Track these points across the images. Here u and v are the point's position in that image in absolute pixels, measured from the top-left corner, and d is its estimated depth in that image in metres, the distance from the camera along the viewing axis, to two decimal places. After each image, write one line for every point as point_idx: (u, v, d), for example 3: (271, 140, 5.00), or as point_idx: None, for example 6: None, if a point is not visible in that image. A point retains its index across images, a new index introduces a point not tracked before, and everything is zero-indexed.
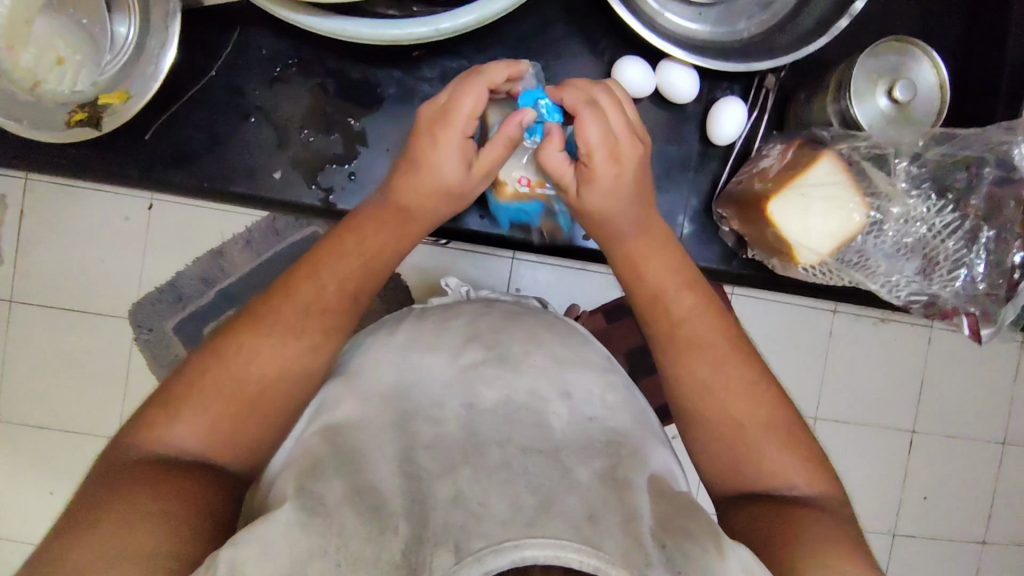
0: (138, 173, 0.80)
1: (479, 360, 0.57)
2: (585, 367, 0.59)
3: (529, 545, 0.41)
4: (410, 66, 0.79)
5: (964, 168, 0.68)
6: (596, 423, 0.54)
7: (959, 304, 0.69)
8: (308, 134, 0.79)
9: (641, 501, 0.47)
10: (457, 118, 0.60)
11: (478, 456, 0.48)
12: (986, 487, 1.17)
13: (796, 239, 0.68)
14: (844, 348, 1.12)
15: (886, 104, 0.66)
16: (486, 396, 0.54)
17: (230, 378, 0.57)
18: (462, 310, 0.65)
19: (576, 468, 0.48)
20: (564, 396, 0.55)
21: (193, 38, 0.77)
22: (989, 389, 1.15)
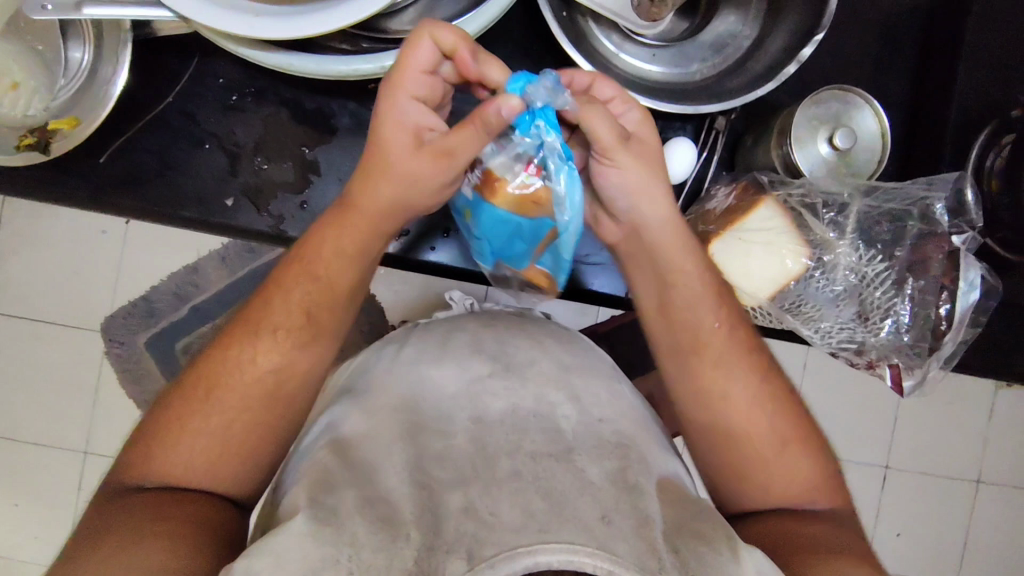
0: (89, 196, 0.79)
1: (488, 373, 0.58)
2: (591, 373, 0.61)
3: (541, 550, 0.41)
4: (366, 97, 0.78)
5: (891, 220, 0.71)
6: (605, 424, 0.56)
7: (883, 354, 0.72)
8: (261, 162, 0.78)
9: (652, 505, 0.49)
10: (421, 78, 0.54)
11: (489, 469, 0.48)
12: (935, 515, 1.20)
13: (737, 281, 0.70)
14: (814, 384, 1.17)
15: (829, 151, 0.68)
16: (493, 407, 0.54)
17: (210, 399, 0.56)
18: (465, 329, 0.65)
19: (587, 467, 0.49)
20: (571, 400, 0.56)
21: (150, 64, 0.77)
22: (961, 428, 1.19)
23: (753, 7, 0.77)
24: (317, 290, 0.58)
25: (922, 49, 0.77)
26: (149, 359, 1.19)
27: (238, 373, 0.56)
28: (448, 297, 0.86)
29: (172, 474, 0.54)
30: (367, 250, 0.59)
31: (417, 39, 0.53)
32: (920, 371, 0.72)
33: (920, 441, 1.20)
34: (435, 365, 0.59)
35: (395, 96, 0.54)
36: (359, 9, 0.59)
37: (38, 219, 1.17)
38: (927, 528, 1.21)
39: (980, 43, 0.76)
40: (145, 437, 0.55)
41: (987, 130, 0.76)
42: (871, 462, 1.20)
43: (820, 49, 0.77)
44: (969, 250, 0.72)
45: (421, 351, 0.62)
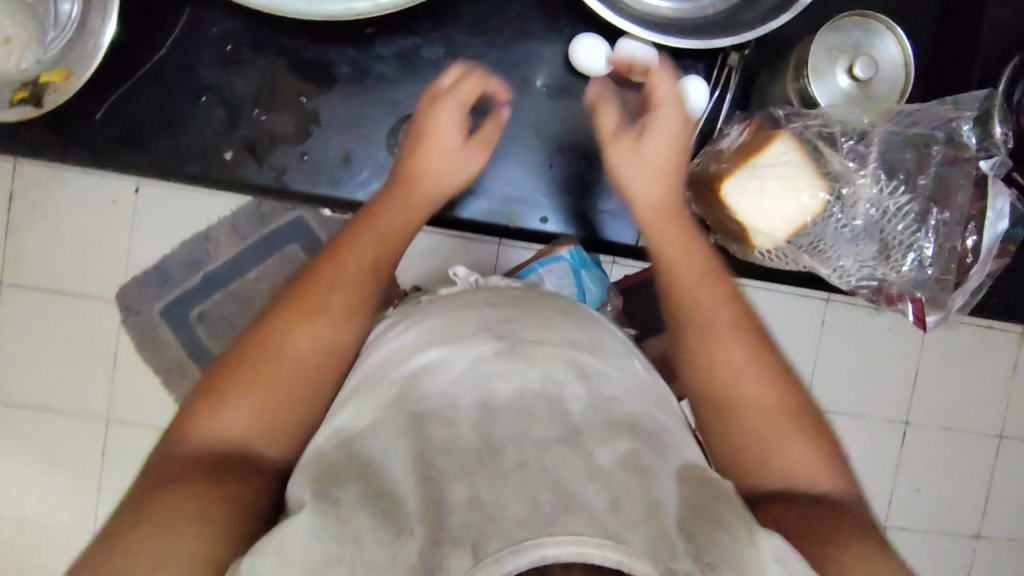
0: (87, 154, 0.77)
1: (492, 352, 0.53)
2: (597, 346, 0.57)
3: (549, 542, 0.38)
4: (365, 44, 0.76)
5: (914, 147, 0.67)
6: (616, 403, 0.51)
7: (906, 289, 0.68)
8: (259, 114, 0.76)
9: (666, 488, 0.45)
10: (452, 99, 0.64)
11: (494, 459, 0.45)
12: (956, 470, 1.19)
13: (749, 218, 0.66)
14: (836, 338, 1.14)
15: (848, 83, 0.66)
16: (501, 391, 0.50)
17: (255, 381, 0.53)
18: (468, 299, 0.62)
19: (597, 450, 0.46)
20: (581, 378, 0.52)
21: (142, 17, 0.75)
22: (985, 382, 1.17)
23: None
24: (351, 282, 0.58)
25: None
26: (163, 328, 1.18)
27: (290, 359, 0.54)
28: (453, 273, 0.80)
29: (214, 442, 0.51)
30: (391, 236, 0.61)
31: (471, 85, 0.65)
32: (944, 306, 0.68)
33: (942, 397, 1.17)
34: (434, 340, 0.55)
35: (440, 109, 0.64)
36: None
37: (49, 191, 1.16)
38: (948, 482, 1.19)
39: None
40: (195, 406, 0.52)
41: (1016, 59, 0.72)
42: (893, 417, 1.17)
43: None
44: (998, 175, 0.68)
45: (426, 326, 0.58)
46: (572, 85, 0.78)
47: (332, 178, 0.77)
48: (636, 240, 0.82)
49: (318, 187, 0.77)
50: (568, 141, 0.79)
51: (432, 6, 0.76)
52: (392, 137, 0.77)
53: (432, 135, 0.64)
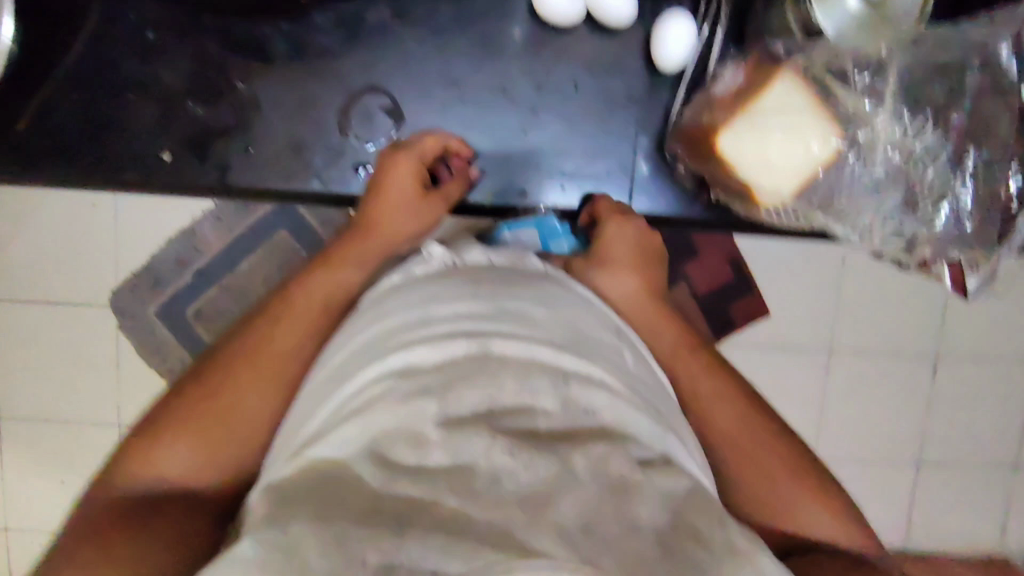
0: (15, 171, 0.70)
1: (460, 351, 0.42)
2: (585, 345, 0.46)
3: (522, 566, 0.30)
4: (299, 14, 0.67)
5: (944, 76, 0.57)
6: (598, 413, 0.40)
7: (938, 248, 0.59)
8: (194, 106, 0.68)
9: (647, 499, 0.35)
10: (418, 146, 0.64)
11: (462, 476, 0.35)
12: None
13: (751, 173, 0.58)
14: None
15: (857, 6, 0.56)
16: (465, 402, 0.39)
17: (191, 414, 0.52)
18: (441, 292, 0.49)
19: (569, 455, 0.36)
20: (559, 387, 0.40)
21: (49, 13, 0.67)
22: None
23: None
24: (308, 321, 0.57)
25: None
26: None
27: (230, 402, 0.53)
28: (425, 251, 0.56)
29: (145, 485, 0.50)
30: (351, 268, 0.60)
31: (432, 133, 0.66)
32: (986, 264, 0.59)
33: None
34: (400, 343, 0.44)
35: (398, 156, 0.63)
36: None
37: None
38: None
39: None
40: (136, 446, 0.52)
41: None
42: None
43: None
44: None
45: (399, 325, 0.47)
46: (538, 37, 0.69)
47: (283, 172, 0.70)
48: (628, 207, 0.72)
49: (268, 180, 0.70)
50: (541, 102, 0.70)
51: None
52: (343, 118, 0.69)
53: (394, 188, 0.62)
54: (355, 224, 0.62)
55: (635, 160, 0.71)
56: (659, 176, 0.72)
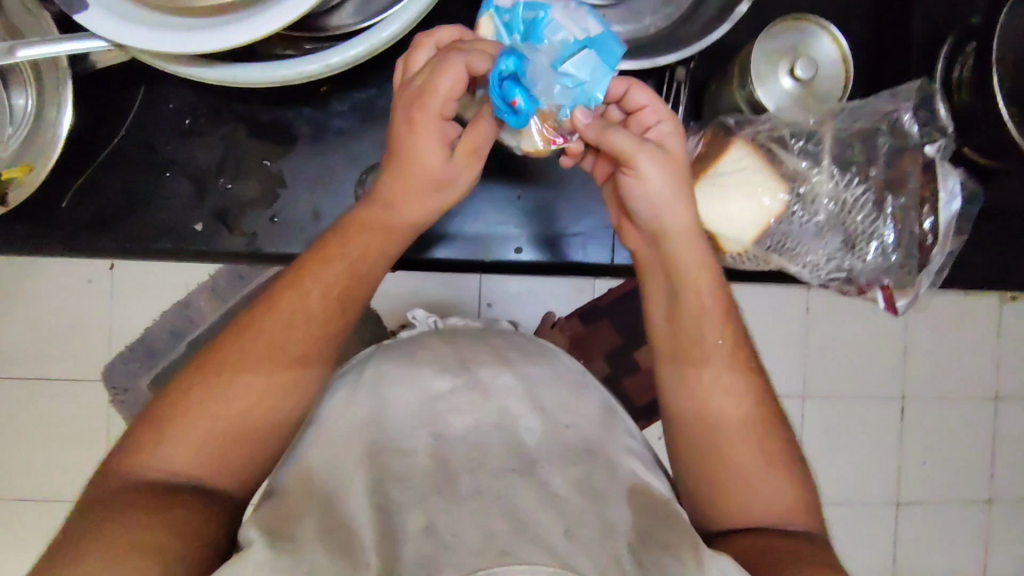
0: (61, 243, 0.77)
1: (449, 389, 0.56)
2: (555, 382, 0.59)
3: (502, 572, 0.42)
4: (320, 102, 0.77)
5: (860, 141, 0.70)
6: (571, 430, 0.56)
7: (872, 277, 0.70)
8: (225, 182, 0.77)
9: (619, 511, 0.50)
10: (433, 100, 0.52)
11: (448, 486, 0.49)
12: (956, 440, 1.20)
13: (716, 225, 0.67)
14: (823, 325, 1.16)
15: (792, 84, 0.67)
16: (455, 424, 0.54)
17: (217, 401, 0.53)
18: (425, 342, 0.61)
19: (550, 479, 0.51)
20: (535, 410, 0.56)
21: (98, 102, 0.75)
22: (972, 351, 1.19)
23: None
24: (318, 317, 0.56)
25: None
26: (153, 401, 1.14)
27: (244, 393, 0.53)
28: (410, 316, 0.81)
29: (163, 470, 0.51)
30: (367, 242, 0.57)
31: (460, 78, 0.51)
32: (912, 289, 0.71)
33: (931, 365, 1.19)
34: (395, 384, 0.57)
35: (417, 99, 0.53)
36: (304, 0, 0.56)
37: (28, 282, 1.12)
38: (950, 451, 1.20)
39: None
40: (151, 430, 0.52)
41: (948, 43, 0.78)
42: (884, 393, 1.18)
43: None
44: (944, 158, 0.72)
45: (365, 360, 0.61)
46: None
47: (304, 237, 0.78)
48: (611, 259, 0.83)
49: (291, 245, 0.77)
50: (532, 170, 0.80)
51: (381, 58, 0.77)
52: (358, 188, 0.78)
53: (420, 160, 0.54)
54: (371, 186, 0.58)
55: None
56: None
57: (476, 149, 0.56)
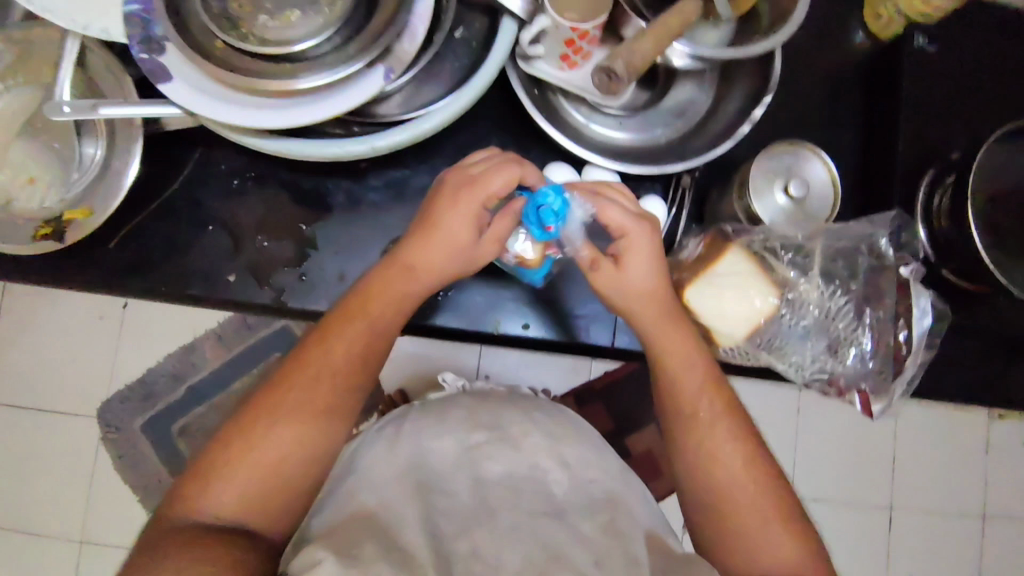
0: (99, 281, 0.82)
1: (485, 441, 0.64)
2: (578, 440, 0.67)
3: None
4: (358, 176, 0.85)
5: (844, 258, 0.77)
6: (596, 485, 0.63)
7: (851, 381, 0.77)
8: (262, 240, 0.83)
9: (640, 553, 0.57)
10: (480, 191, 0.63)
11: (489, 520, 0.57)
12: (942, 556, 1.21)
13: (712, 321, 0.74)
14: (811, 427, 1.20)
15: (785, 201, 0.74)
16: (492, 470, 0.62)
17: (256, 447, 0.58)
18: (458, 402, 0.69)
19: (580, 525, 0.58)
20: (562, 466, 0.63)
21: (156, 157, 0.83)
22: (959, 467, 1.21)
23: (705, 78, 0.90)
24: (343, 370, 0.62)
25: (864, 124, 0.91)
26: (145, 445, 1.16)
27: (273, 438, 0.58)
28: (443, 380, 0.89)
29: (208, 513, 0.55)
30: (387, 302, 0.65)
31: (502, 175, 0.64)
32: (887, 396, 0.77)
33: (916, 478, 1.21)
34: (431, 435, 0.65)
35: (463, 190, 0.64)
36: (362, 91, 0.65)
37: (43, 311, 1.15)
38: (936, 568, 1.20)
39: (916, 102, 0.88)
40: (195, 478, 0.57)
41: (930, 173, 0.86)
42: (866, 501, 1.20)
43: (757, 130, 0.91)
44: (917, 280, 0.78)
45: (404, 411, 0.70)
46: None
47: (327, 297, 0.83)
48: (612, 342, 0.88)
49: (314, 302, 0.83)
50: None
51: (420, 144, 0.85)
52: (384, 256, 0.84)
53: (450, 230, 0.64)
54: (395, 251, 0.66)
55: None
56: None
57: (498, 237, 0.67)
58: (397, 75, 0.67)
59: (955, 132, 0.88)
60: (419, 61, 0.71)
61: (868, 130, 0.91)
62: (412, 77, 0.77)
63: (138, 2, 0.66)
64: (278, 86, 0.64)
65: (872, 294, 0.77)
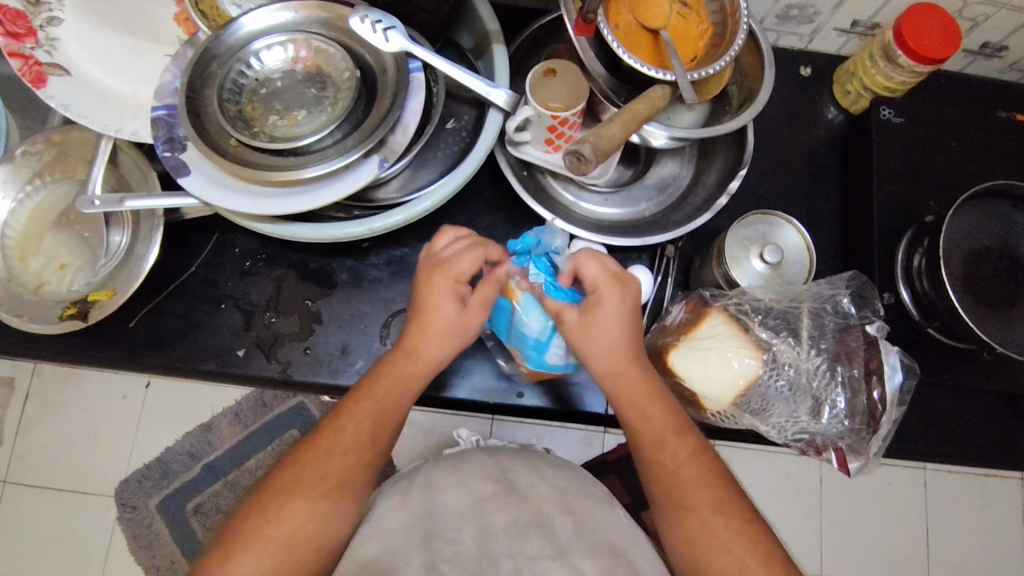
0: (119, 359, 0.87)
1: (491, 494, 0.66)
2: (584, 497, 0.69)
3: None
4: (361, 255, 0.90)
5: (813, 316, 0.80)
6: (600, 535, 0.64)
7: (829, 441, 0.78)
8: (271, 317, 0.89)
9: None
10: (451, 267, 0.69)
11: (492, 567, 0.58)
12: None
13: (697, 383, 0.76)
14: (837, 499, 1.13)
15: (762, 267, 0.80)
16: (498, 519, 0.63)
17: (275, 522, 0.60)
18: (473, 460, 0.73)
19: (582, 565, 0.59)
20: (566, 516, 0.65)
21: (178, 244, 0.90)
22: (1000, 541, 1.13)
23: (684, 157, 0.96)
24: (354, 447, 0.65)
25: (842, 194, 0.96)
26: (160, 526, 1.18)
27: (292, 512, 0.61)
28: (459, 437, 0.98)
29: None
30: (393, 383, 0.68)
31: (468, 252, 0.69)
32: (864, 454, 0.78)
33: (955, 553, 1.12)
34: (446, 489, 0.67)
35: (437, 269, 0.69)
36: (359, 177, 0.72)
37: (68, 390, 1.18)
38: None
39: (887, 170, 0.92)
40: (217, 555, 0.59)
41: (908, 234, 0.88)
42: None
43: (739, 199, 0.95)
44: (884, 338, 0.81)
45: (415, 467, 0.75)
46: None
47: (331, 369, 0.87)
48: (607, 412, 0.90)
49: (318, 375, 0.87)
50: None
51: (417, 224, 0.92)
52: (384, 329, 0.89)
53: (432, 309, 0.69)
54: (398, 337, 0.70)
55: None
56: None
57: (484, 302, 0.70)
58: (391, 163, 0.73)
59: (928, 195, 0.92)
60: (412, 149, 0.78)
61: (845, 199, 0.95)
62: (408, 164, 0.84)
63: (164, 108, 0.75)
64: (283, 176, 0.70)
65: (845, 353, 0.80)
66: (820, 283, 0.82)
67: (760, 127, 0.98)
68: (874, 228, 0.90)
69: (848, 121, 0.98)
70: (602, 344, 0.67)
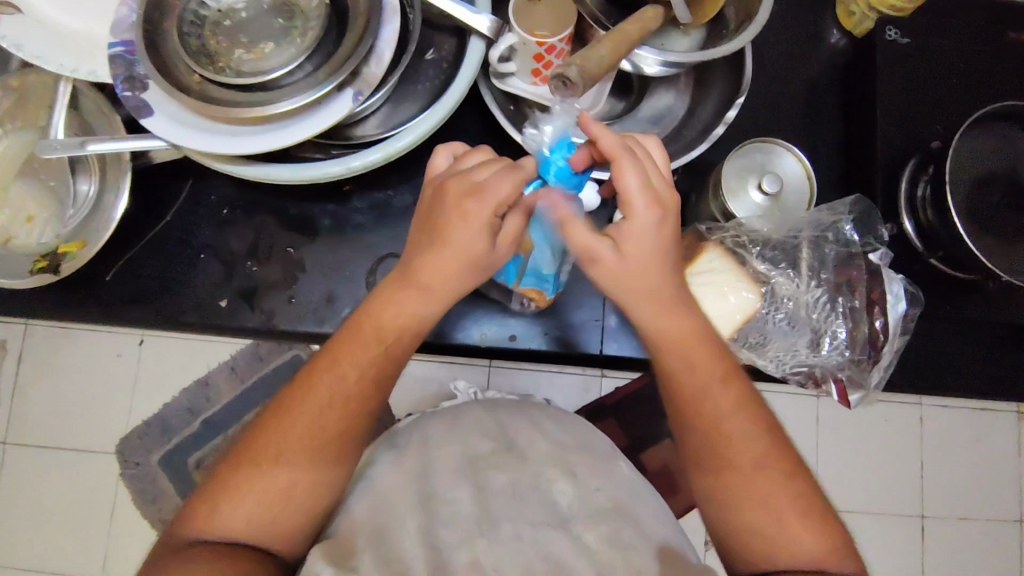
0: (100, 312, 0.85)
1: (491, 452, 0.64)
2: (589, 453, 0.68)
3: None
4: (342, 199, 0.87)
5: (812, 247, 0.81)
6: (600, 492, 0.63)
7: (829, 372, 0.81)
8: (251, 265, 0.85)
9: (645, 563, 0.56)
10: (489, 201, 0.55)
11: (492, 531, 0.57)
12: (986, 566, 1.11)
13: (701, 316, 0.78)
14: (834, 435, 1.11)
15: (761, 199, 0.77)
16: (496, 480, 0.61)
17: (266, 473, 0.57)
18: (468, 411, 0.70)
19: (583, 534, 0.57)
20: (568, 477, 0.63)
21: (151, 192, 0.87)
22: (995, 471, 1.12)
23: (680, 86, 0.91)
24: (355, 396, 0.58)
25: (844, 121, 0.91)
26: (163, 480, 1.12)
27: (282, 464, 0.57)
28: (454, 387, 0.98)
29: (219, 533, 0.55)
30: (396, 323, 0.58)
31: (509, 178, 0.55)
32: (863, 386, 0.81)
33: (950, 483, 1.11)
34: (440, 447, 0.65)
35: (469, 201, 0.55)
36: (332, 113, 0.68)
37: (61, 349, 1.12)
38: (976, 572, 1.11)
39: (891, 95, 0.87)
40: (205, 500, 0.56)
41: (913, 160, 0.84)
42: (905, 511, 1.11)
43: (737, 131, 0.91)
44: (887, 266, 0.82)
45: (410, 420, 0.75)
46: None
47: (316, 318, 0.85)
48: (601, 350, 0.89)
49: (302, 326, 0.85)
50: None
51: (399, 165, 0.88)
52: (369, 276, 0.86)
53: (462, 244, 0.56)
54: (400, 264, 0.59)
55: (605, 313, 0.89)
56: (625, 325, 0.89)
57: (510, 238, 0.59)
58: (366, 97, 0.69)
59: (934, 120, 0.87)
60: (389, 79, 0.74)
61: (848, 125, 0.91)
62: (387, 99, 0.80)
63: (121, 45, 0.70)
64: (250, 113, 0.66)
65: (840, 287, 0.81)
66: (821, 213, 0.81)
67: (758, 53, 0.93)
68: (878, 154, 0.86)
69: (853, 45, 0.93)
70: (646, 285, 0.56)
